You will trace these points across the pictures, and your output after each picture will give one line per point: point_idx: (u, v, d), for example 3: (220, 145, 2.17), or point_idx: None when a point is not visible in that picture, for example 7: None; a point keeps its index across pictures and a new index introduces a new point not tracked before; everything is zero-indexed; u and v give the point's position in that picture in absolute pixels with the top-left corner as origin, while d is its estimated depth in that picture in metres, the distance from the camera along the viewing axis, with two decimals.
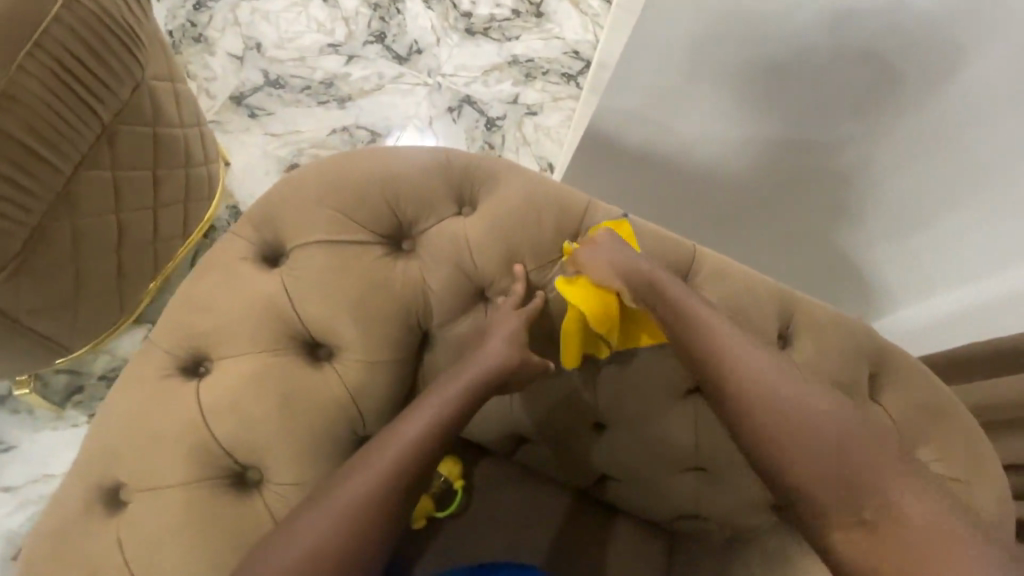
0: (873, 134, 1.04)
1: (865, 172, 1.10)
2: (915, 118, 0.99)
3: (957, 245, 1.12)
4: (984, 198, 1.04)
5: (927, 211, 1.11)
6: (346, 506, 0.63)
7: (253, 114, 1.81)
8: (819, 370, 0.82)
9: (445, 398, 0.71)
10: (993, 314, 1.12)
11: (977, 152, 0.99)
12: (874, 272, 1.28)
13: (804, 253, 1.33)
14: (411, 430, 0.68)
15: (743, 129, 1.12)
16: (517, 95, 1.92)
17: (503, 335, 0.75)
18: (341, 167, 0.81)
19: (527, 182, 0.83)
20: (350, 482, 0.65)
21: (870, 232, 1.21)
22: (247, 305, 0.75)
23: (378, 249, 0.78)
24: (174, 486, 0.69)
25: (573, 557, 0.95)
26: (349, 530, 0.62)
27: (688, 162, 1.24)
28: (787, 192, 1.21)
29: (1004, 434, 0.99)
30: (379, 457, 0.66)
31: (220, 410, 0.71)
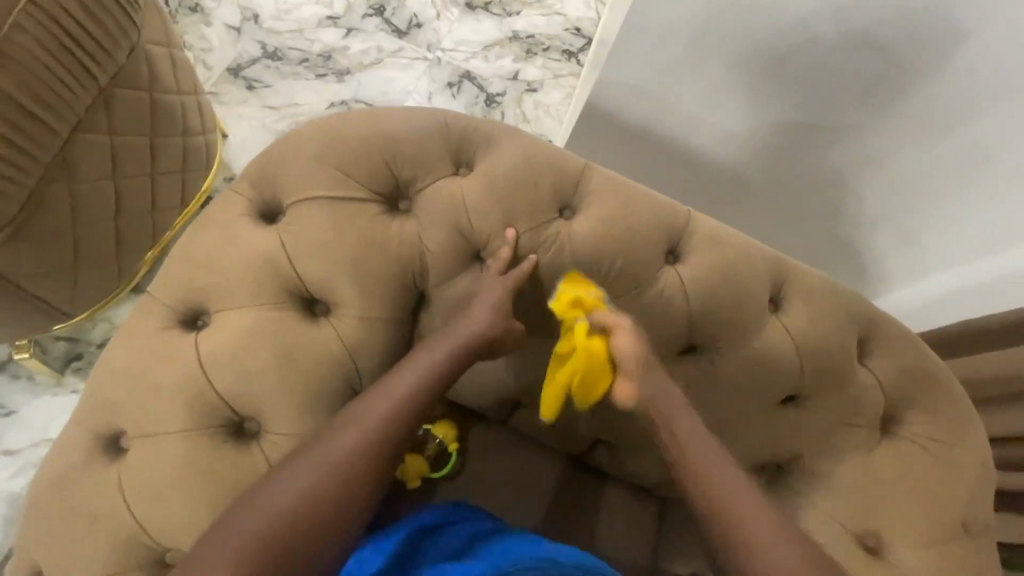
0: (873, 107, 1.05)
1: (859, 148, 1.12)
2: (916, 100, 1.01)
3: (952, 224, 1.12)
4: (982, 175, 1.04)
5: (923, 188, 1.12)
6: (331, 456, 0.65)
7: (251, 86, 1.79)
8: (810, 336, 0.82)
9: (438, 354, 0.74)
10: (981, 297, 1.11)
11: (972, 135, 1.01)
12: (870, 250, 1.27)
13: (801, 230, 1.32)
14: (396, 387, 0.71)
15: (744, 102, 1.13)
16: (518, 72, 1.90)
17: (488, 303, 0.76)
18: (338, 127, 0.81)
19: (524, 143, 0.83)
20: (336, 433, 0.67)
21: (868, 209, 1.20)
22: (245, 261, 0.75)
23: (375, 208, 0.79)
24: (174, 434, 0.70)
25: (565, 518, 0.96)
26: (335, 479, 0.64)
27: (687, 138, 1.24)
28: (785, 168, 1.22)
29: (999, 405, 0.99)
30: (365, 411, 0.69)
31: (218, 362, 0.72)
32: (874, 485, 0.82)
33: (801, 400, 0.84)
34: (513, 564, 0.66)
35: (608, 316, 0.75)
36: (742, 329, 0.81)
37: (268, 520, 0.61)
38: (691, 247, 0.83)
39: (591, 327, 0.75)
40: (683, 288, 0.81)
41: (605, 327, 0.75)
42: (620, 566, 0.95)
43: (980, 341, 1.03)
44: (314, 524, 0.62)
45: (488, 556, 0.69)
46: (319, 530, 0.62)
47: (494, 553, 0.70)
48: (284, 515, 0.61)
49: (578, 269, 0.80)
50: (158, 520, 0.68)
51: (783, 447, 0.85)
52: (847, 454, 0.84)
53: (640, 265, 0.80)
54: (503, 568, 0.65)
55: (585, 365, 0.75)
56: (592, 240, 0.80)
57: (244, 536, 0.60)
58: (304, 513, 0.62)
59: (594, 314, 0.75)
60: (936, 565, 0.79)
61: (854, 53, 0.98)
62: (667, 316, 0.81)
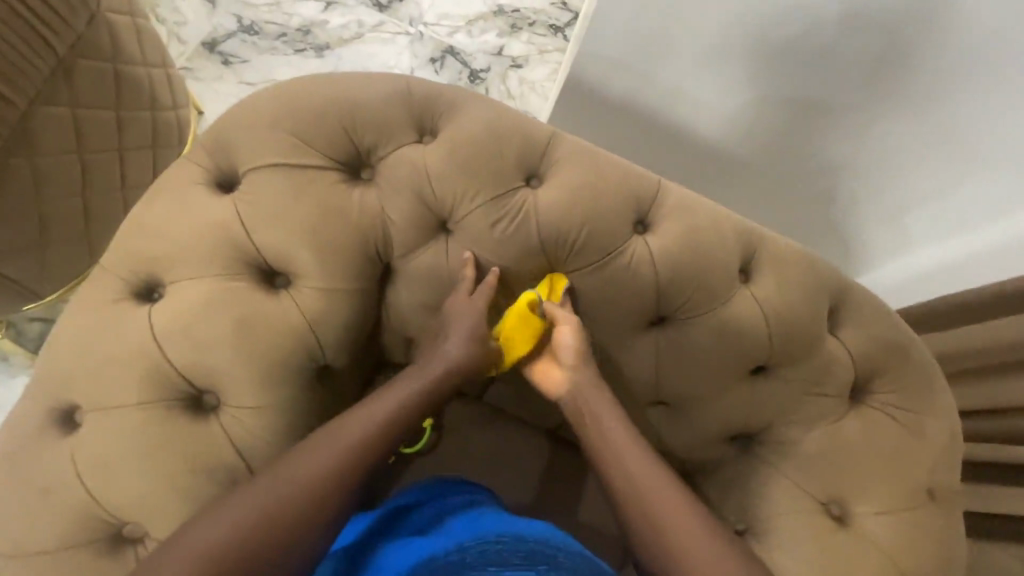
0: (857, 84, 1.06)
1: (847, 125, 1.11)
2: (905, 76, 1.01)
3: (936, 201, 1.12)
4: (967, 154, 1.04)
5: (908, 167, 1.11)
6: (299, 479, 0.64)
7: (226, 61, 1.74)
8: (780, 305, 0.81)
9: (430, 371, 0.76)
10: (961, 275, 1.11)
11: (960, 111, 1.01)
12: (854, 232, 1.26)
13: (785, 211, 1.30)
14: (376, 410, 0.71)
15: (729, 78, 1.13)
16: (502, 47, 1.85)
17: (461, 332, 0.76)
18: (297, 93, 0.78)
19: (490, 110, 0.80)
20: (307, 455, 0.66)
21: (852, 189, 1.19)
22: (200, 232, 0.74)
23: (335, 176, 0.77)
24: (130, 407, 0.69)
25: (540, 492, 0.95)
26: (300, 502, 0.63)
27: (672, 115, 1.23)
28: (769, 146, 1.21)
29: (970, 377, 0.99)
30: (341, 434, 0.68)
31: (173, 335, 0.70)
32: (842, 454, 0.82)
33: (771, 370, 0.84)
34: (475, 540, 0.65)
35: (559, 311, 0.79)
36: (711, 298, 0.80)
37: (223, 542, 0.58)
38: (662, 215, 0.81)
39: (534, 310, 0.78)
40: (651, 257, 0.79)
41: (550, 318, 0.79)
42: (594, 538, 0.94)
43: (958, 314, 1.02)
44: (268, 551, 0.59)
45: (453, 531, 0.68)
46: (272, 557, 0.59)
47: (461, 529, 0.69)
48: (240, 536, 0.59)
49: (544, 238, 0.78)
50: (115, 493, 0.67)
51: (753, 417, 0.85)
52: (816, 423, 0.83)
53: (608, 234, 0.79)
54: (462, 545, 0.64)
55: (513, 328, 0.80)
56: (558, 209, 0.78)
57: (190, 558, 0.57)
58: (259, 538, 0.59)
59: (546, 304, 0.79)
60: (900, 531, 0.79)
61: (839, 28, 1.00)
62: (633, 286, 0.80)
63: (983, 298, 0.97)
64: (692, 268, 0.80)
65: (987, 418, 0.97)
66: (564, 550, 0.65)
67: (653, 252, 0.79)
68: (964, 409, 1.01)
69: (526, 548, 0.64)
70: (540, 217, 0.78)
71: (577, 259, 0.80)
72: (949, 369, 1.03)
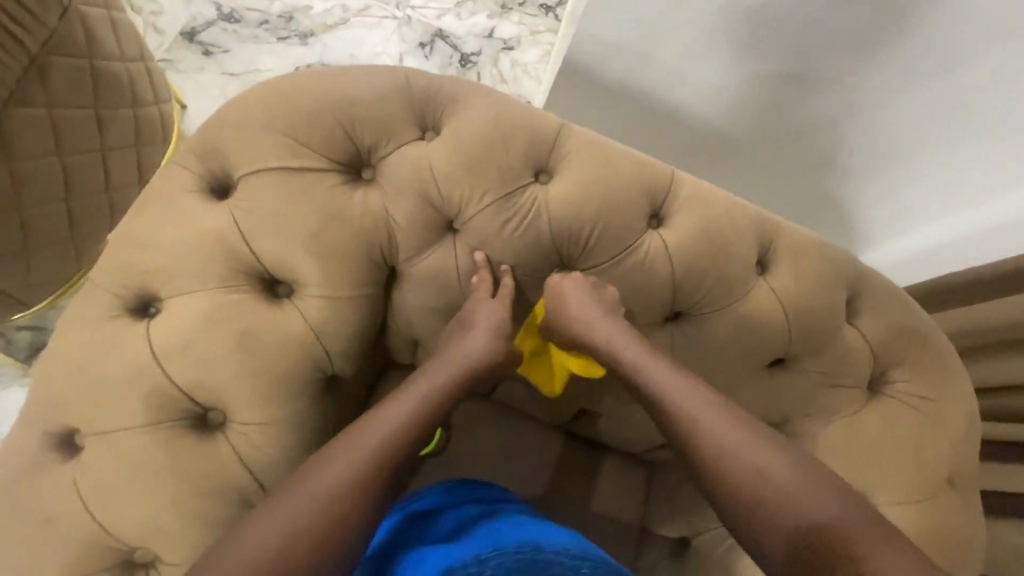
0: (857, 63, 1.03)
1: (841, 102, 1.09)
2: (907, 52, 0.98)
3: (940, 178, 1.09)
4: (971, 129, 1.01)
5: (909, 143, 1.09)
6: (319, 494, 0.59)
7: (207, 52, 1.67)
8: (797, 296, 0.79)
9: (445, 372, 0.73)
10: (950, 256, 1.10)
11: (964, 86, 0.97)
12: (856, 208, 1.23)
13: (787, 188, 1.28)
14: (394, 414, 0.67)
15: (726, 58, 1.10)
16: (493, 29, 1.79)
17: (488, 328, 0.75)
18: (289, 89, 0.74)
19: (493, 101, 0.76)
20: (324, 467, 0.62)
21: (853, 165, 1.17)
22: (196, 242, 0.70)
23: (336, 178, 0.73)
24: (132, 430, 0.66)
25: (555, 491, 0.94)
26: (325, 518, 0.58)
27: (670, 96, 1.20)
28: (769, 125, 1.18)
29: (980, 358, 0.99)
30: (358, 443, 0.64)
31: (173, 352, 0.67)
32: (863, 446, 0.81)
33: (788, 362, 0.82)
34: (493, 551, 0.64)
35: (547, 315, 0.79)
36: (727, 293, 0.78)
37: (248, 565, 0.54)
38: (675, 207, 0.79)
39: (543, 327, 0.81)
40: (666, 253, 0.77)
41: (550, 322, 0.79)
42: (612, 534, 0.93)
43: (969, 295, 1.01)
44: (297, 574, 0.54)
45: (470, 540, 0.67)
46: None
47: (479, 538, 0.67)
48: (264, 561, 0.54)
49: (556, 237, 0.76)
50: (122, 519, 0.65)
51: (770, 410, 0.84)
52: (833, 414, 0.83)
53: (621, 230, 0.76)
54: (480, 556, 0.63)
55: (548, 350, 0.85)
56: (569, 206, 0.75)
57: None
58: (284, 560, 0.54)
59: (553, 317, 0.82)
60: (920, 518, 0.79)
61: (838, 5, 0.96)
62: (648, 283, 0.77)
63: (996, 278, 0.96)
64: (708, 263, 0.77)
65: (998, 398, 0.97)
66: (586, 561, 0.64)
67: (667, 247, 0.77)
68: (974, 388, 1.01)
69: (545, 560, 0.63)
70: (550, 215, 0.75)
71: (590, 258, 0.77)
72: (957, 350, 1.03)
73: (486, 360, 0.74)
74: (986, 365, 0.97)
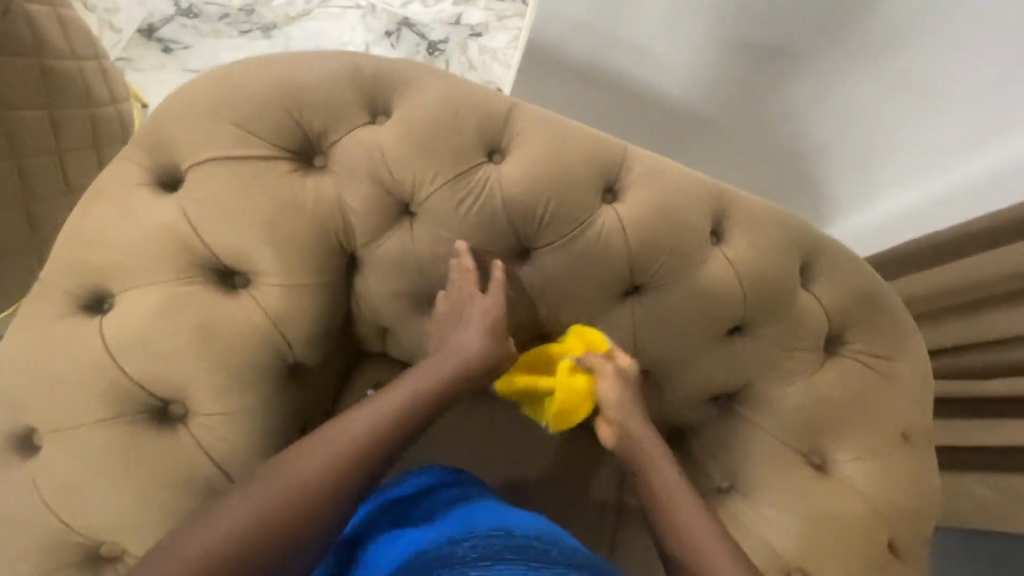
0: (820, 36, 1.12)
1: (807, 75, 1.17)
2: (858, 25, 1.09)
3: (904, 148, 1.12)
4: (929, 96, 1.06)
5: (873, 112, 1.14)
6: (293, 482, 0.60)
7: (167, 49, 1.63)
8: (752, 264, 0.81)
9: (438, 368, 0.73)
10: (916, 223, 1.11)
11: (917, 55, 1.05)
12: (824, 182, 1.26)
13: (755, 163, 1.30)
14: (377, 408, 0.67)
15: (693, 32, 1.17)
16: (459, 16, 1.77)
17: (479, 327, 0.74)
18: (236, 78, 0.73)
19: (443, 83, 0.76)
20: (303, 455, 0.62)
21: (819, 137, 1.21)
22: (146, 236, 0.69)
23: (287, 166, 0.73)
24: (91, 426, 0.66)
25: (528, 469, 0.95)
26: (296, 505, 0.59)
27: (635, 73, 1.23)
28: (736, 97, 1.23)
29: (953, 315, 1.03)
30: (340, 434, 0.65)
31: (129, 347, 0.67)
32: (820, 406, 0.83)
33: (747, 329, 0.84)
34: (466, 534, 0.65)
35: (602, 360, 0.77)
36: (684, 263, 0.79)
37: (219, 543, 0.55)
38: (629, 181, 0.79)
39: (579, 366, 0.78)
40: (621, 226, 0.78)
41: (594, 368, 0.77)
42: (586, 508, 0.95)
43: (930, 258, 1.05)
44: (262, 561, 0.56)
45: (445, 522, 0.68)
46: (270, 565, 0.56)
47: (453, 521, 0.68)
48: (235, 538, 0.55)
49: (511, 216, 0.76)
50: (85, 515, 0.65)
51: (733, 377, 0.85)
52: (794, 377, 0.84)
53: (575, 206, 0.77)
54: (453, 539, 0.64)
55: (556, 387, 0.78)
56: (522, 185, 0.75)
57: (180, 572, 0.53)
58: (251, 544, 0.56)
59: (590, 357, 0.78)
60: (874, 472, 0.83)
61: None
62: (604, 257, 0.78)
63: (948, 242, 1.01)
64: (662, 235, 0.78)
65: (961, 353, 1.03)
66: (557, 546, 0.65)
67: (621, 221, 0.78)
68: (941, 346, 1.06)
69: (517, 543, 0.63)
70: (503, 195, 0.75)
71: (546, 235, 0.77)
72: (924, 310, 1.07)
73: (476, 357, 0.74)
74: (964, 322, 1.00)
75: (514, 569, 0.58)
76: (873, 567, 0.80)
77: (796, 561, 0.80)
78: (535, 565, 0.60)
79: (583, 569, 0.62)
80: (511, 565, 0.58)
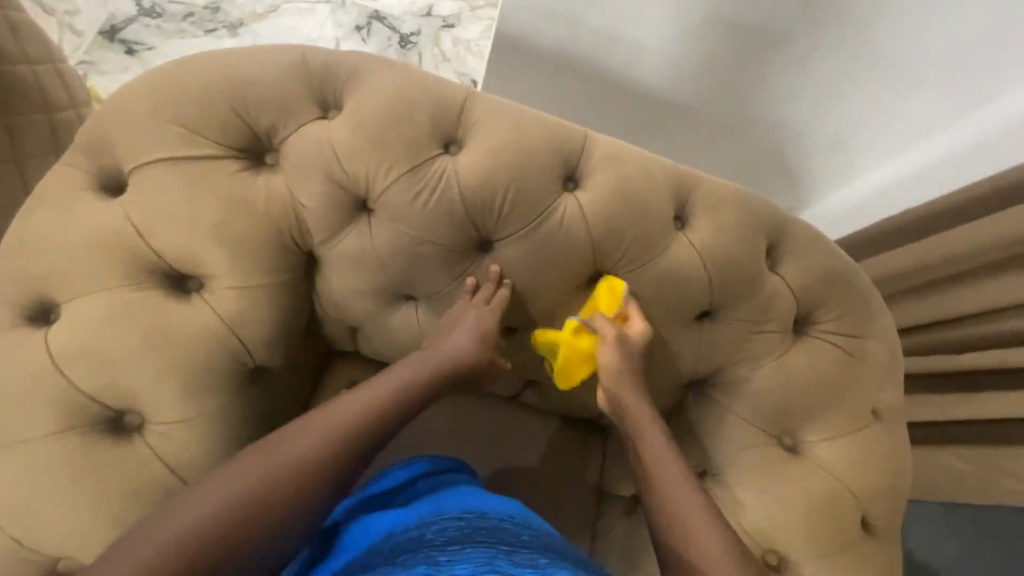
0: (797, 29, 1.07)
1: (788, 56, 1.11)
2: (834, 14, 1.03)
3: (875, 129, 1.15)
4: (897, 82, 1.07)
5: (847, 100, 1.13)
6: (285, 461, 0.60)
7: (131, 50, 1.58)
8: (717, 248, 0.80)
9: (430, 361, 0.74)
10: (888, 200, 1.18)
11: (887, 45, 1.03)
12: (802, 165, 1.29)
13: (733, 148, 1.31)
14: (373, 395, 0.68)
15: (667, 25, 1.12)
16: (431, 7, 1.74)
17: (472, 329, 0.75)
18: (178, 76, 0.71)
19: (395, 75, 0.74)
20: (297, 436, 0.63)
21: (796, 125, 1.21)
22: (90, 242, 0.67)
23: (234, 165, 0.71)
24: (40, 440, 0.64)
25: (505, 462, 0.95)
26: (286, 487, 0.59)
27: (607, 62, 1.21)
28: (712, 88, 1.20)
29: (942, 287, 1.03)
30: (331, 420, 0.65)
31: (77, 357, 0.65)
32: (790, 388, 0.83)
33: (716, 313, 0.84)
34: (437, 517, 0.64)
35: (608, 325, 0.77)
36: (647, 249, 0.78)
37: (191, 530, 0.54)
38: (590, 168, 0.78)
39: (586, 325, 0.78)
40: (582, 214, 0.76)
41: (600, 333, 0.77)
42: (563, 499, 0.94)
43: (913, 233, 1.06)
44: (243, 541, 0.56)
45: (416, 509, 0.66)
46: (248, 547, 0.56)
47: (425, 507, 0.66)
48: (211, 523, 0.55)
49: (469, 208, 0.74)
50: (37, 530, 0.63)
51: (702, 362, 0.85)
52: (763, 360, 0.84)
53: (535, 195, 0.75)
54: (423, 521, 0.63)
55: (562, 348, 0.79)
56: (480, 176, 0.74)
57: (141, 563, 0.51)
58: (238, 521, 0.56)
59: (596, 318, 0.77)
60: (846, 450, 0.83)
61: None
62: (565, 246, 0.77)
63: (931, 216, 1.01)
64: (625, 221, 0.77)
65: (948, 329, 1.02)
66: (530, 531, 0.64)
67: (583, 209, 0.76)
68: (926, 323, 1.06)
69: (489, 527, 0.62)
70: (459, 186, 0.74)
71: (506, 226, 0.76)
72: (916, 282, 1.06)
73: (468, 356, 0.75)
74: (948, 295, 1.01)
75: (484, 552, 0.56)
76: (847, 544, 0.81)
77: (770, 543, 0.80)
78: (504, 548, 0.58)
79: (556, 554, 0.60)
80: (480, 547, 0.57)
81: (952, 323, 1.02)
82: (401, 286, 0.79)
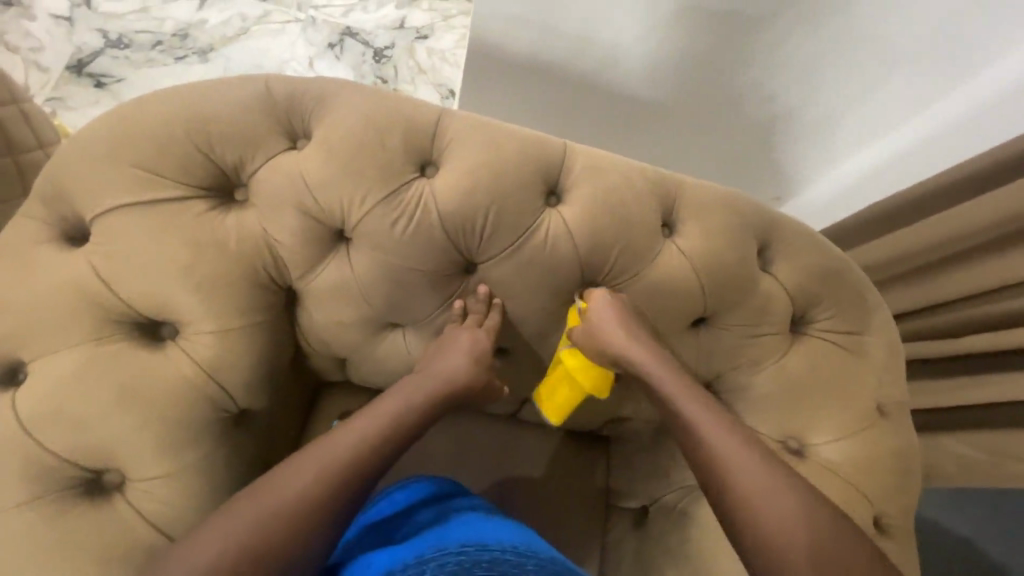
0: (779, 45, 1.05)
1: (776, 51, 1.07)
2: (815, 33, 1.02)
3: (857, 121, 1.17)
4: (879, 80, 1.07)
5: (829, 99, 1.14)
6: (277, 507, 0.56)
7: (100, 83, 1.54)
8: (707, 253, 0.78)
9: (425, 387, 0.70)
10: (871, 186, 1.21)
11: (869, 52, 1.03)
12: (787, 159, 1.30)
13: (718, 149, 1.32)
14: (367, 427, 0.64)
15: (646, 42, 1.11)
16: (403, 19, 1.72)
17: (465, 349, 0.73)
18: (136, 116, 0.68)
19: (364, 98, 0.72)
20: (287, 477, 0.59)
21: (779, 125, 1.22)
22: (54, 297, 0.65)
23: (203, 205, 0.68)
24: (12, 510, 0.61)
25: (508, 484, 0.92)
26: (279, 536, 0.55)
27: (585, 74, 1.20)
28: (694, 96, 1.20)
29: (936, 273, 1.01)
30: (323, 456, 0.61)
31: (46, 418, 0.62)
32: (790, 390, 0.82)
33: (710, 319, 0.82)
34: (437, 550, 0.61)
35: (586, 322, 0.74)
36: (637, 260, 0.76)
37: None
38: (572, 181, 0.76)
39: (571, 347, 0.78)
40: (568, 229, 0.74)
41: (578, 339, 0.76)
42: (570, 517, 0.92)
43: (904, 218, 1.06)
44: None
45: (416, 541, 0.63)
46: None
47: (426, 539, 0.63)
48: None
49: (450, 232, 0.72)
50: None
51: (700, 369, 0.84)
52: (761, 363, 0.82)
53: (519, 214, 0.73)
54: (422, 557, 0.60)
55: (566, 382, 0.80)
56: (460, 198, 0.71)
57: None
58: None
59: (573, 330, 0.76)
60: (855, 449, 0.81)
61: None
62: (554, 263, 0.75)
63: (926, 201, 1.00)
64: (612, 233, 0.75)
65: (941, 315, 1.02)
66: (535, 559, 0.61)
67: (568, 223, 0.74)
68: (921, 309, 1.05)
69: (492, 560, 0.60)
70: (438, 210, 0.71)
71: (490, 246, 0.74)
72: (911, 268, 1.05)
73: (461, 379, 0.72)
74: (944, 279, 0.99)
75: None
76: None
77: None
78: None
79: None
80: None
81: (945, 308, 1.01)
82: (386, 315, 0.76)
